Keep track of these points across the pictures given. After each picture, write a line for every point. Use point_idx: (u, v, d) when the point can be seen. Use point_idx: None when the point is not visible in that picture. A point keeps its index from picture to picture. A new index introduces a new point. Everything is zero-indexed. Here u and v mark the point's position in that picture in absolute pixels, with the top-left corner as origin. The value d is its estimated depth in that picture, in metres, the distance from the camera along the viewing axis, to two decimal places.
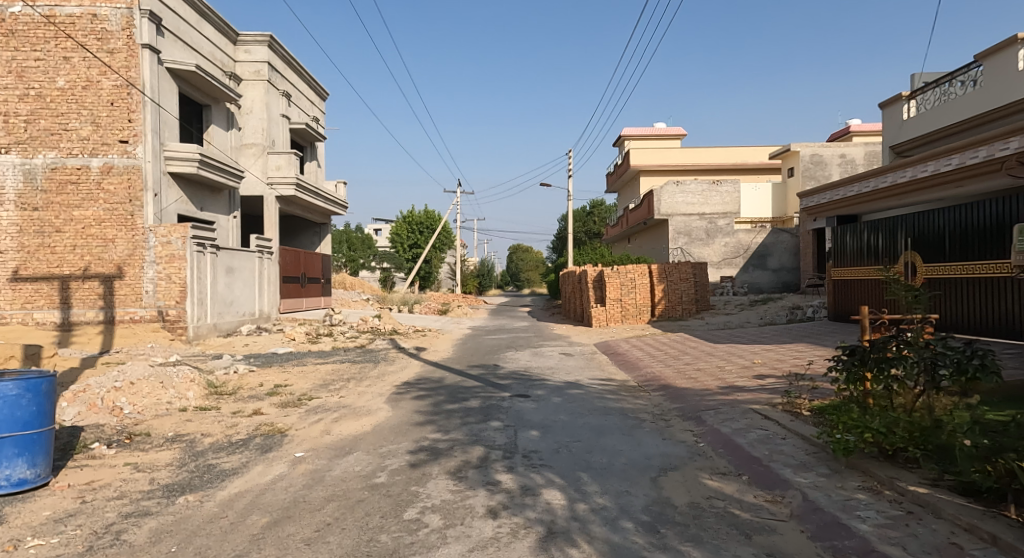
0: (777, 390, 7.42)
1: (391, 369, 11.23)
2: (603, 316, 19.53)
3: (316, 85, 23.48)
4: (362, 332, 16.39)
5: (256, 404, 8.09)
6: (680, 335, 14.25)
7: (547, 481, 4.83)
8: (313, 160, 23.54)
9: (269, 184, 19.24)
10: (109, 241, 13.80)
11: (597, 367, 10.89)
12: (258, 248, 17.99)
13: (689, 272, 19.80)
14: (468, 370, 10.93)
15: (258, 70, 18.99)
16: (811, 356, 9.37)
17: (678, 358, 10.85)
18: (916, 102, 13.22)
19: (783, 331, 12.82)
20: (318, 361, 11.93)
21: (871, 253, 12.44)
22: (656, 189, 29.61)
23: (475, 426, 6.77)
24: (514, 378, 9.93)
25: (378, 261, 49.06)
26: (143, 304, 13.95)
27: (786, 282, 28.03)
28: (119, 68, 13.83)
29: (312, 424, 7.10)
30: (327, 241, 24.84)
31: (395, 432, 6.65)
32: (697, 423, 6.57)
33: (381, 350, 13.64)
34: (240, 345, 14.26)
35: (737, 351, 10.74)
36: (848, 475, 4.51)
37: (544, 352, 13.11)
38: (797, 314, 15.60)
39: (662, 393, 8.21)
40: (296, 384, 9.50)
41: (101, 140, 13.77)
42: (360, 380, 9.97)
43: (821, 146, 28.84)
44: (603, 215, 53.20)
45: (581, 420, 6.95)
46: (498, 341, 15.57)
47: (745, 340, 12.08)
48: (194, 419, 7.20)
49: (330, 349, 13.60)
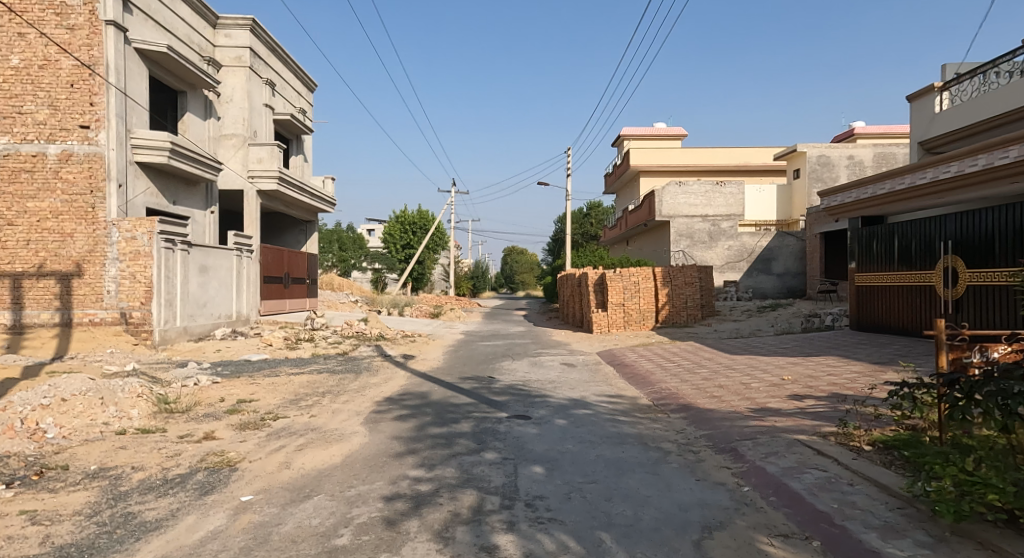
0: (823, 416, 6.29)
1: (374, 381, 10.05)
2: (604, 322, 18.40)
3: (303, 75, 22.29)
4: (347, 337, 15.22)
5: (210, 425, 6.88)
6: (691, 345, 13.14)
7: (559, 548, 3.68)
8: (300, 155, 22.34)
9: (249, 178, 18.01)
10: (67, 236, 12.59)
11: (603, 381, 9.76)
12: (237, 245, 16.81)
13: (694, 276, 18.84)
14: (459, 384, 9.77)
15: (240, 56, 17.76)
16: (849, 373, 8.26)
17: (693, 371, 9.74)
18: (950, 93, 12.18)
19: (803, 342, 11.72)
20: (293, 371, 10.69)
21: (904, 257, 11.31)
22: (657, 190, 28.55)
23: (466, 460, 5.61)
24: (511, 394, 8.79)
25: (369, 261, 47.83)
26: (104, 305, 12.74)
27: (791, 287, 27.09)
28: (80, 46, 12.60)
29: (271, 453, 5.91)
30: (313, 240, 23.59)
31: (369, 467, 5.47)
32: (734, 459, 5.43)
33: (365, 358, 12.47)
34: (211, 351, 13.05)
35: (759, 365, 9.63)
36: (962, 548, 3.38)
37: (543, 362, 11.96)
38: (814, 322, 14.52)
39: (684, 416, 7.07)
40: (264, 400, 8.31)
41: (60, 125, 12.57)
42: (336, 395, 8.78)
43: (829, 148, 27.95)
44: (601, 217, 52.21)
45: (594, 451, 5.80)
46: (494, 348, 14.42)
47: (765, 352, 10.96)
48: (128, 447, 5.98)
49: (308, 357, 12.43)
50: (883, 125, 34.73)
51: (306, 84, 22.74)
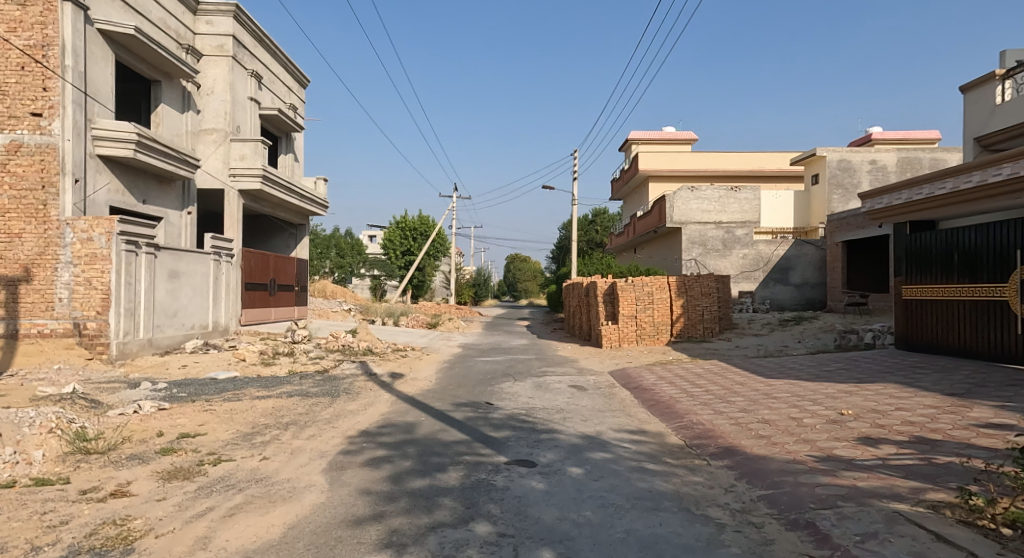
0: (920, 473, 4.79)
1: (352, 407, 8.58)
2: (614, 336, 16.91)
3: (294, 69, 21.00)
4: (330, 351, 13.81)
5: (128, 474, 5.40)
6: (717, 365, 11.63)
7: None
8: (289, 154, 21.03)
9: (231, 176, 16.65)
10: (14, 236, 11.27)
11: (621, 411, 8.26)
12: (214, 249, 15.44)
13: (712, 287, 17.41)
14: (452, 412, 8.31)
15: (222, 44, 16.47)
16: (924, 407, 6.76)
17: (726, 401, 8.25)
18: (1013, 82, 10.71)
19: (847, 364, 10.22)
20: (259, 394, 9.21)
21: (970, 267, 9.80)
22: (668, 195, 27.10)
23: (448, 537, 4.12)
24: (512, 428, 7.31)
25: (367, 266, 46.30)
26: (55, 314, 11.33)
27: (810, 299, 25.64)
28: (32, 24, 11.25)
29: (190, 518, 4.44)
30: (304, 245, 22.21)
31: (314, 547, 3.98)
32: (817, 542, 3.93)
33: (347, 377, 10.97)
34: (176, 367, 11.61)
35: (804, 394, 8.15)
36: None
37: (549, 383, 10.47)
38: (850, 340, 13.01)
39: (729, 467, 5.58)
40: (213, 435, 6.84)
41: (8, 112, 11.24)
42: (302, 427, 7.29)
43: (850, 151, 26.55)
44: (606, 224, 50.84)
45: (621, 524, 4.29)
46: (494, 366, 12.93)
47: (807, 376, 9.47)
48: (5, 507, 4.54)
49: (284, 375, 10.99)
50: (901, 130, 33.41)
51: (297, 79, 21.47)
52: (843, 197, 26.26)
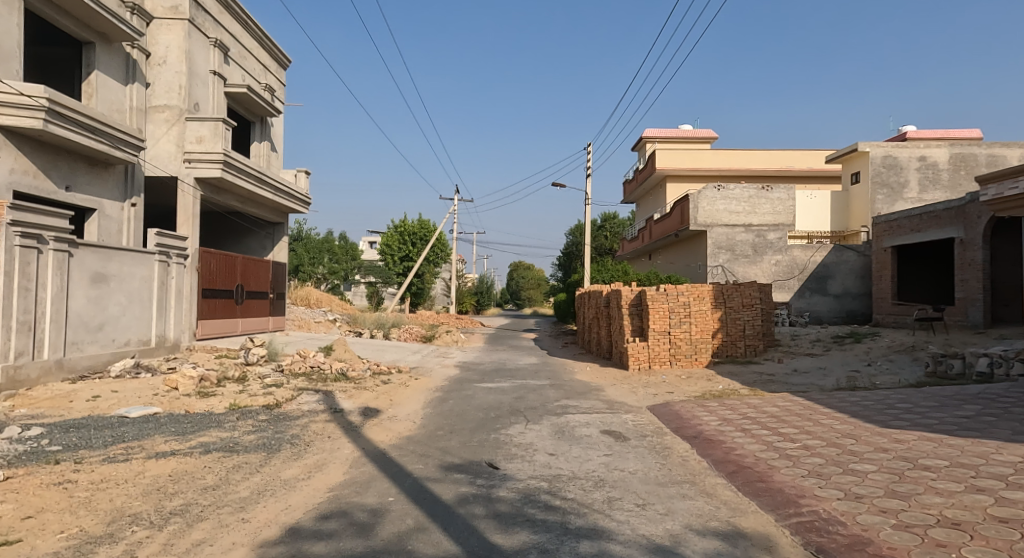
0: None
1: (291, 474, 5.76)
2: (642, 356, 14.21)
3: (271, 46, 18.39)
4: (293, 376, 11.10)
5: None
6: (793, 401, 8.81)
7: None
8: (265, 142, 18.43)
9: (186, 163, 14.01)
10: None
11: (693, 488, 5.43)
12: (161, 250, 12.73)
13: (755, 297, 14.46)
14: (436, 484, 5.51)
15: (178, 5, 13.88)
16: None
17: (854, 474, 5.41)
18: None
19: (986, 406, 7.39)
20: (163, 449, 6.38)
21: None
22: (692, 194, 24.31)
23: None
24: (532, 526, 4.48)
25: (363, 272, 43.62)
26: None
27: (852, 311, 22.80)
28: None
29: None
30: (282, 246, 19.49)
31: None
32: None
33: (301, 417, 8.16)
34: (83, 400, 8.83)
35: (973, 464, 5.32)
36: None
37: (573, 429, 7.66)
38: (951, 366, 10.29)
39: None
40: (26, 547, 3.99)
41: None
42: (189, 525, 4.46)
43: (896, 146, 23.82)
44: (616, 229, 48.31)
45: None
46: (498, 397, 10.12)
47: (942, 427, 6.66)
48: None
49: (219, 413, 8.24)
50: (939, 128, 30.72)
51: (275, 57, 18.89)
52: (888, 197, 23.51)
